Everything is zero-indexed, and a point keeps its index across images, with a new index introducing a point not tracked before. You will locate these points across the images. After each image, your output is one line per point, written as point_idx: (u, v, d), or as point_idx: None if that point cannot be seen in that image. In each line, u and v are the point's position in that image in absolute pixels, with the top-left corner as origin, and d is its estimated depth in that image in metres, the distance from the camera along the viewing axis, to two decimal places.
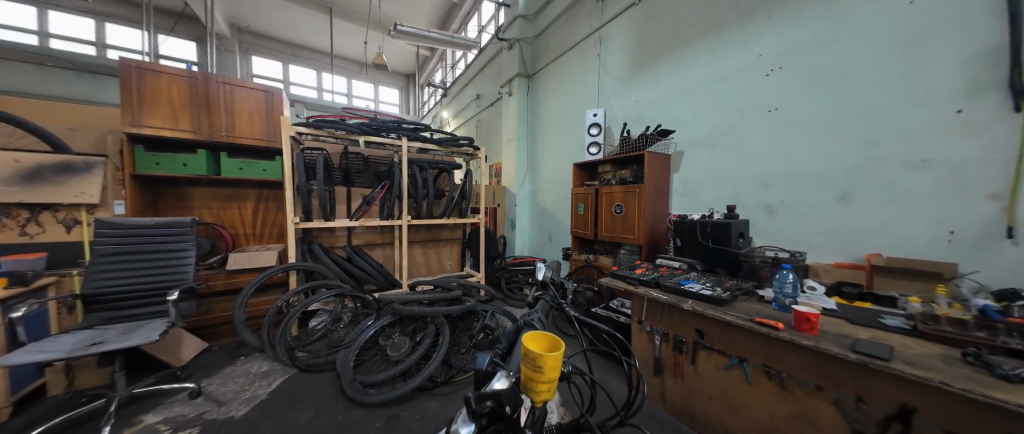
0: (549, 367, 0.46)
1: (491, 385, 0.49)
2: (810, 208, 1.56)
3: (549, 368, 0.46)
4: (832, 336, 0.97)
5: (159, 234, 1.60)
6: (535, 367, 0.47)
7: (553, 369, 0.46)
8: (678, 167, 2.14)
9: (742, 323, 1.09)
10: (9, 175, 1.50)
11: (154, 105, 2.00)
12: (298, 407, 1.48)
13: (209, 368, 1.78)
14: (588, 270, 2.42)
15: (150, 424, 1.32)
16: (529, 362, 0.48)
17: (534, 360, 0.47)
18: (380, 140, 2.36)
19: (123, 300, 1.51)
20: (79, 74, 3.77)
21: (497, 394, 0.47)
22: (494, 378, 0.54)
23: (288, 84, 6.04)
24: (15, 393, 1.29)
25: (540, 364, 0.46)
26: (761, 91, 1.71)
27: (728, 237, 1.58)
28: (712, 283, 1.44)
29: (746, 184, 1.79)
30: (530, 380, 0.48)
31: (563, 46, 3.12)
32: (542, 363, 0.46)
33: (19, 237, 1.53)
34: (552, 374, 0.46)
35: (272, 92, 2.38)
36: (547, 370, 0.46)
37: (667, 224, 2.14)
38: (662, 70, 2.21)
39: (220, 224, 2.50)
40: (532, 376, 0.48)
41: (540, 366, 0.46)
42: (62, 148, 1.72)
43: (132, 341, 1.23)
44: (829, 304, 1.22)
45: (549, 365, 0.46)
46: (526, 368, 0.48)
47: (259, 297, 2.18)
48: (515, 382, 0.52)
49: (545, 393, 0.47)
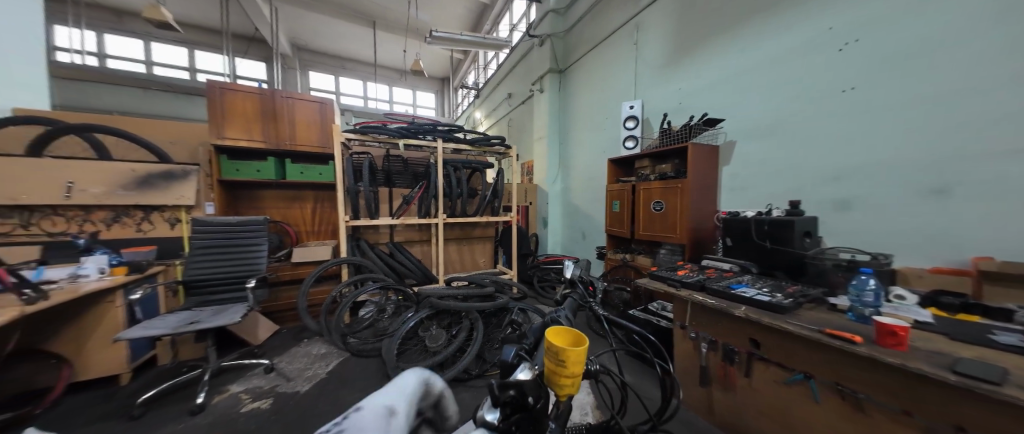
0: (572, 361, 0.46)
1: (513, 376, 0.50)
2: (895, 203, 1.33)
3: (572, 362, 0.46)
4: (925, 354, 0.82)
5: (238, 230, 1.85)
6: (558, 360, 0.47)
7: (576, 364, 0.46)
8: (727, 159, 1.96)
9: (808, 333, 0.96)
10: (127, 181, 1.81)
11: (233, 119, 2.32)
12: (349, 388, 1.64)
13: (279, 348, 2.04)
14: (624, 270, 2.32)
15: (235, 393, 1.55)
16: (552, 356, 0.48)
17: (556, 354, 0.47)
18: (418, 142, 2.50)
19: (212, 286, 1.78)
20: (177, 96, 4.49)
21: (519, 384, 0.48)
22: (517, 370, 0.55)
23: (338, 94, 6.62)
24: (134, 361, 1.59)
25: (562, 357, 0.46)
26: (829, 70, 1.50)
27: (792, 235, 1.42)
28: (770, 288, 1.29)
29: (810, 177, 1.59)
30: (554, 374, 0.48)
31: (596, 37, 3.01)
32: (565, 357, 0.46)
33: (134, 232, 1.83)
34: (576, 368, 0.46)
35: (325, 102, 2.64)
36: (570, 365, 0.46)
37: (714, 222, 1.98)
38: (707, 54, 2.04)
39: (285, 222, 2.83)
40: (555, 370, 0.47)
41: (563, 360, 0.46)
42: (165, 158, 2.04)
43: (220, 322, 1.45)
44: (924, 317, 1.03)
45: (572, 359, 0.45)
46: (550, 362, 0.48)
47: (317, 288, 2.43)
48: (538, 375, 0.52)
49: (568, 388, 0.47)
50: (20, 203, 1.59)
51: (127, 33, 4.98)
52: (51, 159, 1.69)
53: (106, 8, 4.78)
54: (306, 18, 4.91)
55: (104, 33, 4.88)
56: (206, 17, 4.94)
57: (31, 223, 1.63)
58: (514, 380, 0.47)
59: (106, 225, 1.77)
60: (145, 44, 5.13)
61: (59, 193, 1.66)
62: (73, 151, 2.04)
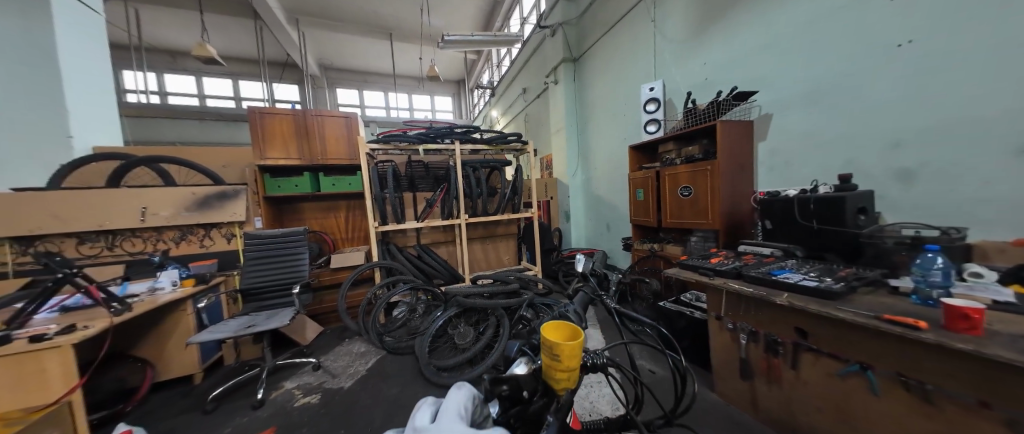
0: (567, 356, 0.50)
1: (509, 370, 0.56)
2: (972, 169, 1.15)
3: (567, 356, 0.50)
4: (1007, 338, 0.70)
5: (283, 241, 2.03)
6: (554, 355, 0.52)
7: (572, 359, 0.51)
8: (761, 135, 1.80)
9: (861, 321, 0.85)
10: (190, 203, 2.05)
11: (272, 140, 2.53)
12: (387, 383, 1.74)
13: (325, 347, 2.21)
14: (652, 261, 2.21)
15: (288, 388, 1.71)
16: (548, 351, 0.53)
17: (552, 349, 0.52)
18: (437, 147, 2.57)
19: (265, 293, 1.97)
20: (227, 124, 5.01)
21: (515, 379, 0.53)
22: (514, 364, 0.60)
23: (363, 107, 6.98)
24: (205, 361, 1.82)
25: (558, 352, 0.51)
26: (880, 23, 1.32)
27: (843, 214, 1.26)
28: (818, 273, 1.16)
29: (863, 147, 1.41)
30: (551, 368, 0.53)
31: (610, 19, 2.88)
32: (560, 352, 0.51)
33: (199, 248, 2.08)
34: (571, 363, 0.51)
35: (350, 117, 2.80)
36: (565, 359, 0.50)
37: (750, 204, 1.83)
38: (733, 23, 1.88)
39: (323, 231, 3.06)
40: (552, 364, 0.53)
41: (558, 354, 0.51)
42: (218, 180, 2.28)
43: (272, 325, 1.61)
44: (1006, 297, 0.87)
45: (567, 354, 0.50)
46: (546, 356, 0.54)
47: (354, 291, 2.61)
48: (534, 369, 0.57)
49: (565, 381, 0.52)
50: (106, 228, 1.87)
51: (182, 71, 5.62)
52: (125, 189, 1.94)
53: (163, 51, 5.42)
54: (329, 38, 5.23)
55: (163, 73, 5.55)
56: (245, 48, 5.44)
57: (116, 245, 1.91)
58: (510, 375, 0.53)
59: (175, 243, 2.03)
60: (197, 79, 5.75)
61: (135, 218, 1.92)
62: (145, 180, 2.37)
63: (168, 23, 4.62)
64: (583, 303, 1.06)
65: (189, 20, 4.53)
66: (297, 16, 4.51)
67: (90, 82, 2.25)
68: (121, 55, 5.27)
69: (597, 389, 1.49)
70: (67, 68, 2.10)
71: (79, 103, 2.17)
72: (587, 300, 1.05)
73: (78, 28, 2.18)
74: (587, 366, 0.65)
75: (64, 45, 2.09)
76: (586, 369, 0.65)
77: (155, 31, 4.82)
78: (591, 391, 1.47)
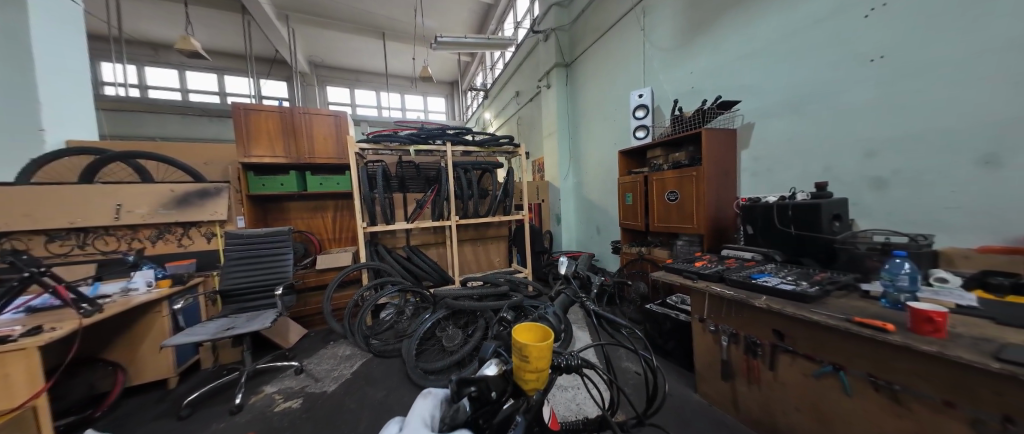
0: (535, 357, 0.51)
1: (479, 371, 0.55)
2: (940, 179, 1.21)
3: (535, 357, 0.51)
4: (969, 340, 0.74)
5: (267, 241, 1.98)
6: (523, 356, 0.53)
7: (540, 360, 0.52)
8: (745, 143, 1.85)
9: (834, 323, 0.88)
10: (169, 201, 1.99)
11: (258, 138, 2.47)
12: (374, 387, 1.71)
13: (308, 350, 2.16)
14: (640, 264, 2.25)
15: (269, 393, 1.66)
16: (519, 352, 0.54)
17: (522, 350, 0.53)
18: (428, 148, 2.55)
19: (247, 294, 1.92)
20: (211, 119, 4.87)
21: (484, 380, 0.53)
22: (487, 365, 0.59)
23: (355, 106, 6.91)
24: (180, 365, 1.75)
25: (527, 353, 0.52)
26: (855, 38, 1.38)
27: (819, 220, 1.30)
28: (795, 277, 1.20)
29: (840, 156, 1.47)
30: (520, 369, 0.54)
31: (601, 26, 2.93)
32: (529, 353, 0.52)
33: (178, 248, 2.01)
34: (539, 363, 0.52)
35: (339, 115, 2.76)
36: (533, 360, 0.52)
37: (734, 209, 1.88)
38: (719, 33, 1.93)
39: (309, 231, 3.00)
40: (521, 365, 0.53)
41: (527, 355, 0.52)
42: (200, 178, 2.22)
43: (254, 327, 1.57)
44: (968, 301, 0.92)
45: (535, 355, 0.51)
46: (517, 357, 0.54)
47: (341, 293, 2.57)
48: (505, 370, 0.57)
49: (534, 381, 0.53)
50: (78, 225, 1.79)
51: (165, 64, 5.45)
52: (100, 185, 1.87)
53: (145, 43, 5.25)
54: (320, 35, 5.15)
55: (145, 66, 5.36)
56: (232, 43, 5.31)
57: (87, 243, 1.83)
58: (480, 376, 0.53)
59: (152, 242, 1.96)
60: (181, 74, 5.59)
61: (110, 215, 1.85)
62: (121, 176, 2.28)
63: (152, 15, 4.48)
64: (563, 305, 1.05)
65: (173, 13, 4.40)
66: (287, 13, 4.43)
67: (66, 73, 2.17)
68: (99, 46, 5.08)
69: (583, 390, 1.50)
70: (41, 57, 2.02)
71: (52, 94, 2.08)
72: (567, 302, 1.05)
73: (50, 16, 2.08)
74: (560, 367, 0.66)
75: (37, 33, 2.00)
76: (559, 370, 0.66)
77: (137, 23, 4.67)
78: (577, 393, 1.48)
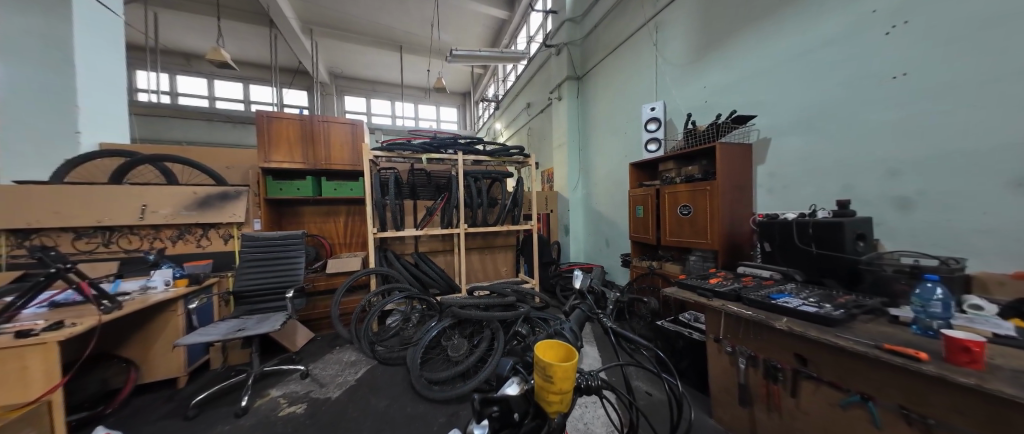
0: (559, 378, 0.50)
1: (501, 390, 0.56)
2: (972, 199, 1.16)
3: (559, 378, 0.50)
4: (1009, 374, 0.69)
5: (280, 244, 2.02)
6: (547, 376, 0.52)
7: (564, 381, 0.51)
8: (761, 158, 1.82)
9: (861, 349, 0.84)
10: (191, 203, 2.06)
11: (278, 144, 2.56)
12: (377, 395, 1.69)
13: (315, 354, 2.17)
14: (651, 278, 2.20)
15: (275, 397, 1.66)
16: (542, 372, 0.53)
17: (546, 369, 0.52)
18: (440, 157, 2.57)
19: (258, 297, 1.94)
20: (235, 125, 5.09)
21: (506, 400, 0.53)
22: (506, 383, 0.59)
23: (371, 114, 7.12)
24: (189, 365, 1.77)
25: (551, 373, 0.51)
26: (875, 56, 1.35)
27: (841, 240, 1.25)
28: (818, 299, 1.14)
29: (862, 174, 1.42)
30: (543, 390, 0.52)
31: (613, 41, 2.96)
32: (553, 373, 0.51)
33: (195, 247, 2.07)
34: (564, 385, 0.51)
35: (355, 124, 2.84)
36: (558, 380, 0.50)
37: (749, 225, 1.83)
38: (733, 50, 1.93)
39: (321, 235, 3.06)
40: (544, 386, 0.52)
41: (551, 376, 0.51)
42: (221, 182, 2.30)
43: (263, 329, 1.57)
44: (1007, 330, 0.86)
45: (560, 376, 0.50)
46: (539, 377, 0.53)
47: (349, 297, 2.58)
48: (526, 390, 0.56)
49: (557, 403, 0.52)
50: (104, 224, 1.87)
51: (195, 73, 5.75)
52: (127, 186, 1.96)
53: (179, 54, 5.57)
54: (340, 48, 5.37)
55: (177, 74, 5.68)
56: (258, 54, 5.58)
57: (112, 241, 1.90)
58: (502, 395, 0.53)
59: (172, 242, 2.02)
60: (209, 82, 5.87)
61: (135, 215, 1.92)
62: (147, 178, 2.39)
63: (186, 27, 4.77)
64: (580, 321, 1.06)
65: (206, 25, 4.67)
66: (311, 26, 4.63)
67: (106, 81, 2.31)
68: (136, 55, 5.40)
69: (592, 409, 1.45)
70: (83, 66, 2.16)
71: (90, 101, 2.20)
72: (583, 318, 1.07)
73: (91, 29, 2.22)
74: (581, 388, 0.64)
75: (81, 44, 2.15)
76: (579, 391, 0.64)
77: (172, 34, 4.97)
78: (586, 412, 1.43)
